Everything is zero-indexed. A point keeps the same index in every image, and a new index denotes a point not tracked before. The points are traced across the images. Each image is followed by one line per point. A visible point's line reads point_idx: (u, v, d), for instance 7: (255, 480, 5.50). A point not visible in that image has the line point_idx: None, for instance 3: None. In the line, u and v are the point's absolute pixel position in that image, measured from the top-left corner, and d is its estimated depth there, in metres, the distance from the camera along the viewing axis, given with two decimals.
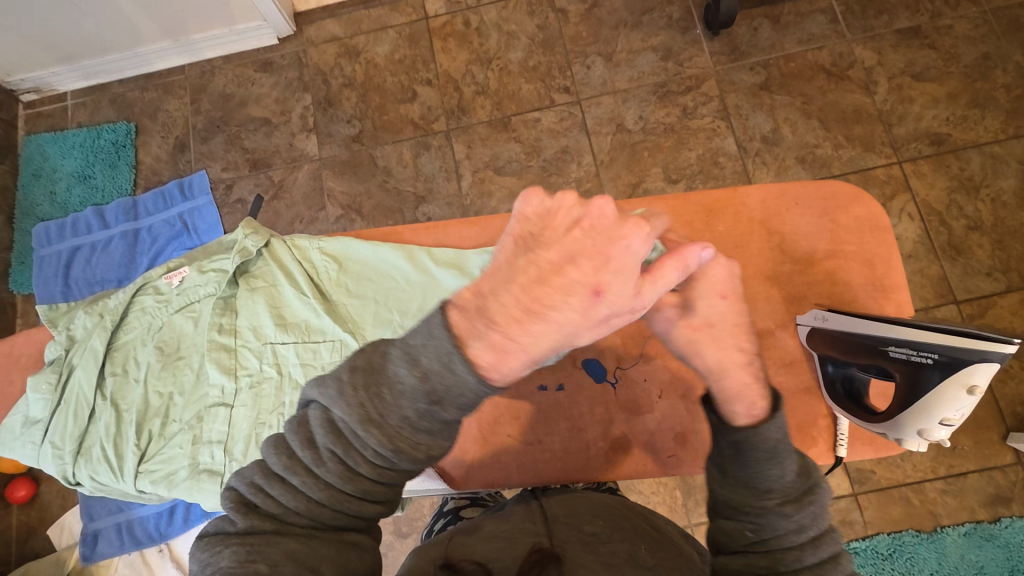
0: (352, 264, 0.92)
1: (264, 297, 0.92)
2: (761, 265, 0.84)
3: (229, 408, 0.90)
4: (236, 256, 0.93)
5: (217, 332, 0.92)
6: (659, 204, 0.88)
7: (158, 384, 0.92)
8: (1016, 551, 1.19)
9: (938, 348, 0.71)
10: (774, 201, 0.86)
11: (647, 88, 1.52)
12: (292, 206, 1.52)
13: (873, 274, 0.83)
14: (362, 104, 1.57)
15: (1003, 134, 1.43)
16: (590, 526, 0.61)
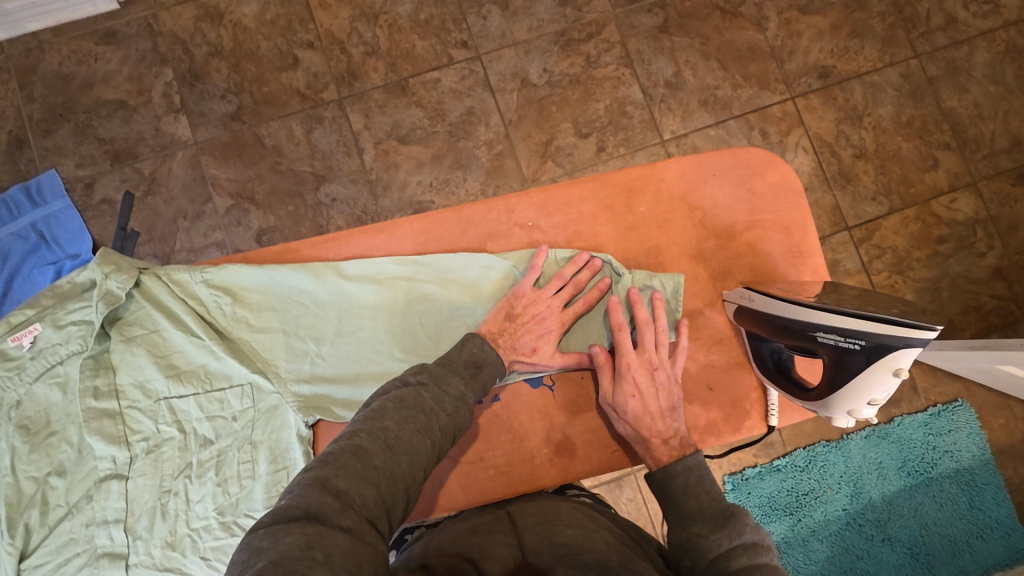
0: (252, 293, 0.84)
1: (146, 348, 0.82)
2: (685, 243, 0.87)
3: (124, 480, 0.81)
4: (102, 303, 0.80)
5: (93, 397, 0.81)
6: (579, 189, 0.88)
7: (29, 468, 0.80)
8: (906, 444, 1.36)
9: (865, 336, 0.72)
10: (691, 176, 0.87)
11: (548, 38, 1.45)
12: (171, 200, 1.35)
13: (790, 240, 0.87)
14: (236, 76, 1.39)
15: (880, 63, 1.51)
16: (562, 536, 0.66)
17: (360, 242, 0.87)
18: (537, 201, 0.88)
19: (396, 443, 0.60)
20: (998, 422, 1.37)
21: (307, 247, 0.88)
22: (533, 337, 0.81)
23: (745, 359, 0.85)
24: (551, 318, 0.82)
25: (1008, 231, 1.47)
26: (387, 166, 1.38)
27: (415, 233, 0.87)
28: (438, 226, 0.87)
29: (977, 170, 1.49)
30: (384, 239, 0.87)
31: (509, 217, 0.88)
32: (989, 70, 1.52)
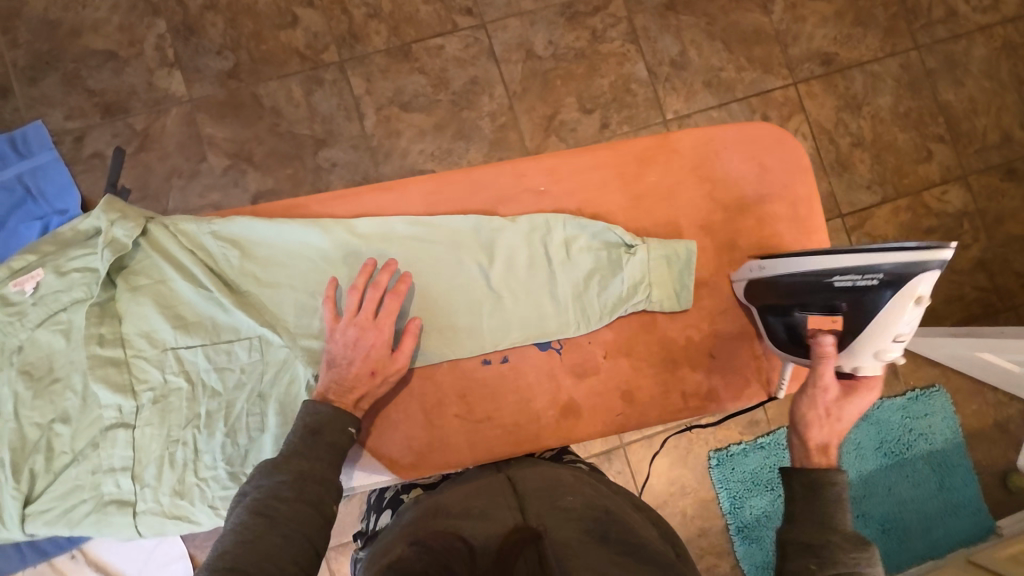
0: (258, 248, 0.83)
1: (152, 297, 0.82)
2: (695, 215, 0.88)
3: (130, 429, 0.80)
4: (108, 251, 0.80)
5: (98, 345, 0.80)
6: (593, 156, 0.88)
7: (33, 415, 0.81)
8: (883, 425, 1.41)
9: (881, 261, 0.72)
10: (703, 148, 0.88)
11: (555, 9, 1.43)
12: (165, 157, 1.31)
13: (796, 215, 0.89)
14: (232, 31, 1.34)
15: (881, 52, 1.52)
16: (565, 502, 0.66)
17: (369, 201, 0.86)
18: (548, 166, 0.88)
19: (308, 475, 0.67)
20: (970, 407, 1.44)
21: (315, 203, 0.86)
22: (361, 366, 0.77)
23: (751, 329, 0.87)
24: (369, 340, 0.78)
25: (993, 225, 1.51)
26: (388, 133, 1.36)
27: (426, 193, 0.86)
28: (448, 187, 0.87)
29: (968, 164, 1.52)
30: (396, 196, 0.86)
31: (521, 180, 0.87)
32: (985, 66, 1.54)
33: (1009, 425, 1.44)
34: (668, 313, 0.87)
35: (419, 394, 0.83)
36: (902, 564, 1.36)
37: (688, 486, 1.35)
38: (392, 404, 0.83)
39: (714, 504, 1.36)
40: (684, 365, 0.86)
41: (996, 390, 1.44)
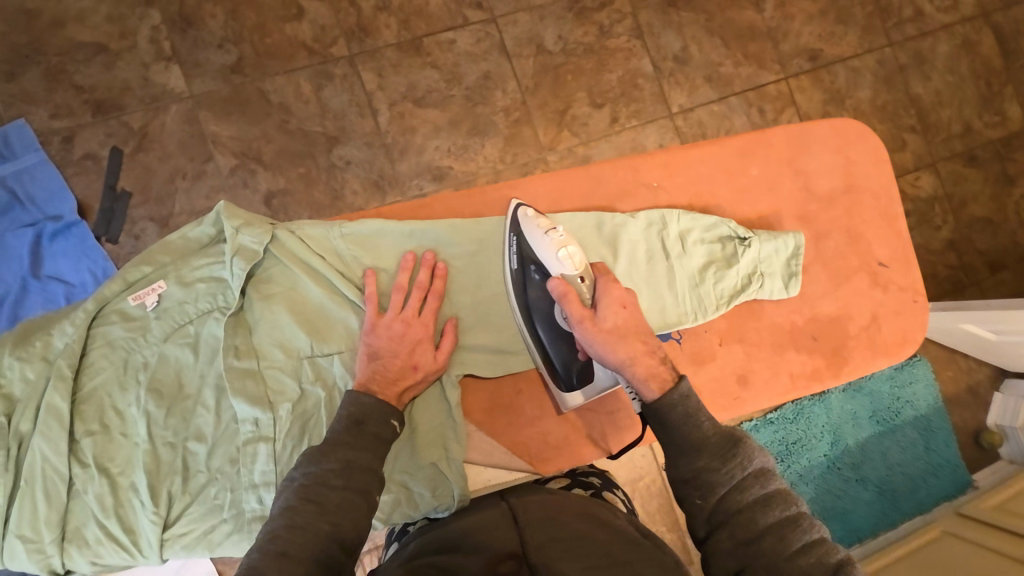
0: (388, 250, 0.81)
1: (284, 305, 0.78)
2: (794, 206, 0.89)
3: (271, 443, 0.75)
4: (238, 260, 0.76)
5: (234, 356, 0.76)
6: (699, 152, 0.89)
7: (166, 434, 0.75)
8: (874, 396, 1.53)
9: (512, 238, 0.81)
10: (797, 141, 0.89)
11: (563, 5, 1.44)
12: (166, 158, 1.24)
13: (883, 205, 0.91)
14: (233, 24, 1.28)
15: (860, 49, 1.63)
16: (569, 530, 0.64)
17: (492, 199, 0.85)
18: (660, 162, 0.88)
19: (352, 465, 0.65)
20: (946, 374, 1.58)
21: (440, 205, 0.85)
22: (404, 359, 0.75)
23: (853, 312, 0.89)
24: (411, 336, 0.76)
25: (959, 208, 1.66)
26: (402, 129, 1.34)
27: (549, 191, 0.86)
28: (572, 185, 0.86)
29: (937, 151, 1.66)
30: (516, 196, 0.85)
31: (635, 177, 0.87)
32: (949, 62, 1.68)
33: (978, 388, 1.60)
34: (775, 301, 0.86)
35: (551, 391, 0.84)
36: (898, 521, 1.49)
37: None
38: (524, 401, 0.84)
39: None
40: (794, 349, 0.86)
41: (966, 357, 1.59)
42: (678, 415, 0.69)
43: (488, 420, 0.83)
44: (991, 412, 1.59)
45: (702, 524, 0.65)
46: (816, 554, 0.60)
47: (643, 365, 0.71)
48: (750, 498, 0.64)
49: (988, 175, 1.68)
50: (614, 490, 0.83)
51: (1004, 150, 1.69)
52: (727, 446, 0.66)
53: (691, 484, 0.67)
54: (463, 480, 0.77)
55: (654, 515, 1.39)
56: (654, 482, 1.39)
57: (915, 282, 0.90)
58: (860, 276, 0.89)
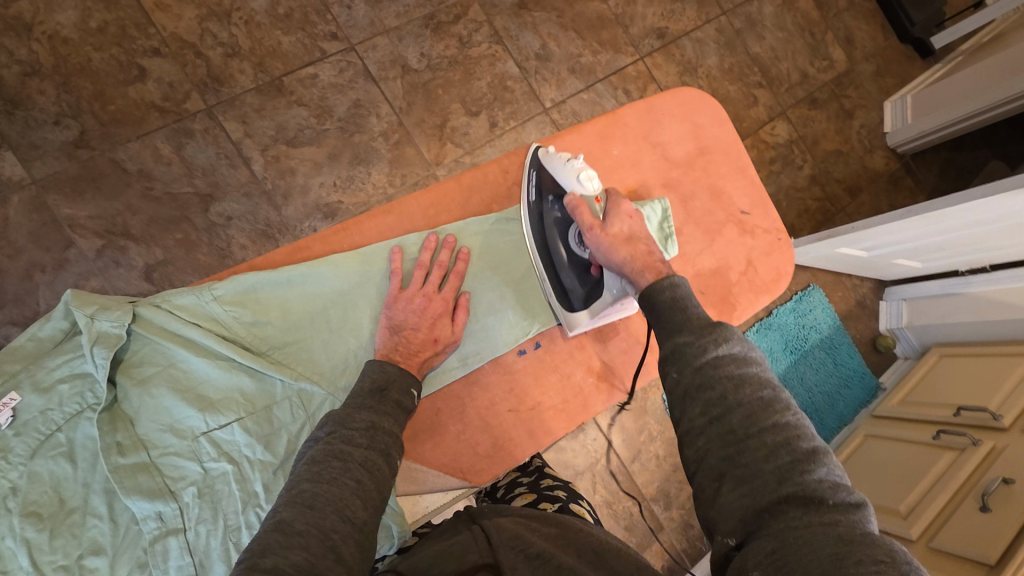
0: (269, 301, 0.77)
1: (166, 384, 0.71)
2: (657, 176, 0.94)
3: (182, 534, 0.68)
4: (100, 348, 0.68)
5: (119, 454, 0.68)
6: (561, 143, 0.91)
7: (54, 558, 0.64)
8: (782, 330, 1.65)
9: (533, 173, 0.86)
10: (646, 117, 0.94)
11: (418, 22, 1.45)
12: (18, 253, 1.12)
13: (733, 159, 0.98)
14: (67, 96, 1.18)
15: (700, 21, 1.76)
16: (536, 547, 0.65)
17: (369, 227, 0.84)
18: (528, 159, 0.90)
19: (316, 500, 0.57)
20: (837, 293, 1.75)
21: (318, 243, 0.82)
22: (425, 332, 0.77)
23: (730, 257, 0.95)
24: (432, 310, 0.78)
25: (813, 146, 1.85)
26: (281, 172, 1.30)
27: (423, 208, 0.86)
28: (445, 198, 0.87)
29: (784, 100, 1.83)
30: (392, 219, 0.85)
31: (505, 179, 0.89)
32: (776, 20, 1.86)
33: (864, 300, 1.78)
34: None
35: (470, 401, 0.84)
36: (824, 436, 1.63)
37: (651, 432, 1.47)
38: (448, 418, 0.83)
39: (675, 439, 1.49)
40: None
41: (849, 276, 1.77)
42: (667, 298, 0.69)
43: (416, 446, 0.81)
44: (880, 318, 1.78)
45: (678, 403, 0.62)
46: (781, 433, 0.55)
47: (640, 260, 0.75)
48: (724, 375, 0.60)
49: (830, 114, 1.88)
50: (580, 501, 0.87)
51: (837, 89, 1.90)
52: (707, 327, 0.64)
53: (671, 360, 0.64)
54: (399, 516, 0.75)
55: (615, 492, 1.42)
56: (609, 462, 1.43)
57: (775, 222, 0.98)
58: (729, 227, 0.96)
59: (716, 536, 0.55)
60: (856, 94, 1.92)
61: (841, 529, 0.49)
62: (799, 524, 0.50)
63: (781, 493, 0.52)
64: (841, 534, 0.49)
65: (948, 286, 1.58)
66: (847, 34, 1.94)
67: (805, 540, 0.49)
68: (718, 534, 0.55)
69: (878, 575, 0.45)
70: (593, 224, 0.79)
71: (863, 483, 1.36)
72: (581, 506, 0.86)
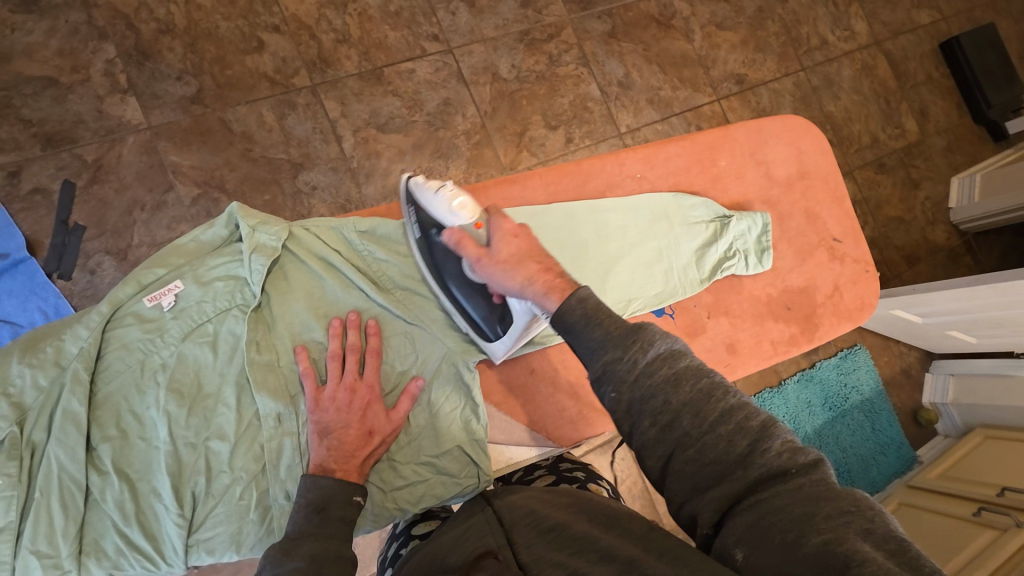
0: (397, 247, 0.88)
1: (303, 298, 0.82)
2: (757, 192, 0.98)
3: (296, 436, 0.77)
4: (258, 256, 0.79)
5: (256, 352, 0.78)
6: (675, 146, 0.95)
7: (188, 435, 0.75)
8: (826, 384, 1.64)
9: (410, 209, 0.86)
10: (757, 134, 0.99)
11: (513, 36, 1.54)
12: (124, 190, 1.21)
13: (833, 188, 1.02)
14: (192, 56, 1.29)
15: (779, 73, 1.81)
16: (549, 521, 0.64)
17: (495, 193, 0.88)
18: (643, 156, 0.94)
19: None
20: (885, 358, 1.74)
21: (446, 202, 0.89)
22: (357, 427, 0.75)
23: (819, 276, 0.98)
24: (358, 402, 0.76)
25: (877, 209, 1.86)
26: (368, 154, 1.37)
27: (547, 182, 0.90)
28: (565, 177, 0.91)
29: (852, 161, 1.86)
30: (518, 188, 0.90)
31: (621, 169, 0.93)
32: (853, 83, 1.90)
33: (911, 369, 1.76)
34: (751, 275, 0.95)
35: None
36: None
37: None
38: None
39: None
40: (773, 318, 0.94)
41: (899, 342, 1.76)
42: (579, 316, 0.64)
43: (504, 401, 0.90)
44: (924, 391, 1.75)
45: (625, 419, 0.59)
46: (734, 420, 0.55)
47: (536, 279, 0.71)
48: (659, 381, 0.57)
49: (896, 180, 1.90)
50: (598, 481, 0.86)
51: (907, 157, 1.92)
52: (628, 336, 0.60)
53: (605, 381, 0.60)
54: (484, 458, 0.82)
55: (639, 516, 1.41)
56: (634, 483, 1.43)
57: (865, 255, 1.01)
58: (820, 251, 0.99)
59: (696, 529, 0.55)
60: (925, 165, 1.94)
61: (813, 494, 0.50)
62: (771, 502, 0.51)
63: (748, 479, 0.52)
64: (809, 490, 0.50)
65: (998, 366, 1.55)
66: (922, 106, 1.96)
67: (777, 511, 0.50)
68: (697, 526, 0.55)
69: (847, 524, 0.47)
70: (478, 252, 0.76)
71: None
72: (600, 486, 0.85)
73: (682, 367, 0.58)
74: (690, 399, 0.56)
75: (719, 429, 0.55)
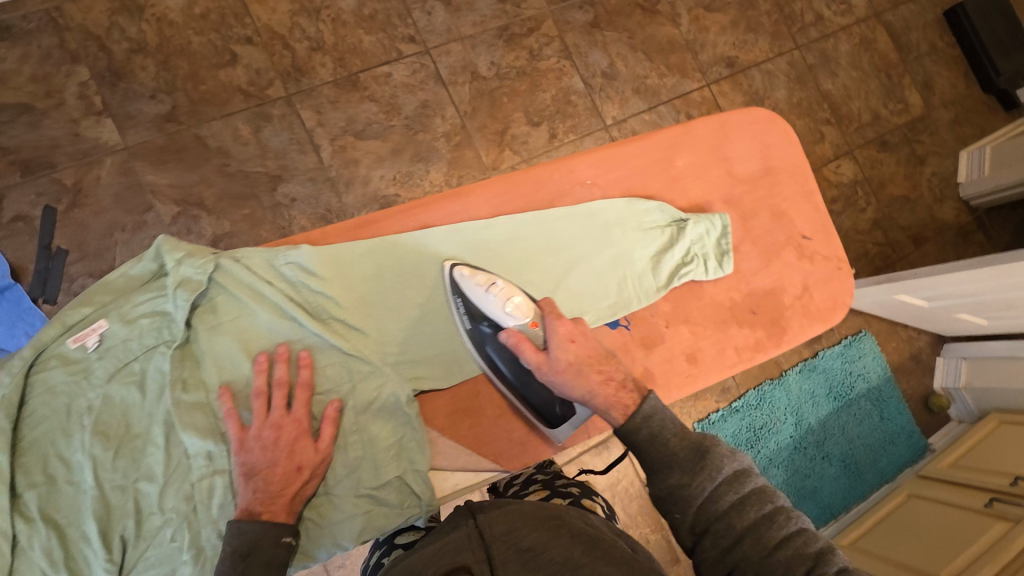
0: (334, 272, 0.82)
1: (232, 332, 0.78)
2: (719, 191, 0.95)
3: (227, 475, 0.75)
4: (181, 291, 0.76)
5: (182, 390, 0.76)
6: (629, 147, 0.92)
7: (115, 477, 0.73)
8: (830, 375, 1.59)
9: (457, 301, 0.83)
10: (719, 130, 0.95)
11: (492, 33, 1.50)
12: (103, 212, 1.21)
13: (803, 183, 0.97)
14: (165, 73, 1.28)
15: (772, 53, 1.75)
16: (528, 541, 0.65)
17: (436, 210, 0.87)
18: (595, 160, 0.91)
19: None
20: (891, 344, 1.68)
21: (388, 221, 0.86)
22: (285, 465, 0.73)
23: (790, 274, 0.95)
24: (284, 439, 0.74)
25: (879, 189, 1.79)
26: (346, 162, 1.36)
27: (492, 196, 0.88)
28: (511, 188, 0.88)
29: (852, 140, 1.79)
30: (462, 203, 0.87)
31: (571, 176, 0.90)
32: (852, 59, 1.82)
33: (921, 354, 1.70)
34: (711, 280, 0.92)
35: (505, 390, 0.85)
36: (866, 491, 1.55)
37: None
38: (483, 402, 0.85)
39: None
40: (736, 324, 0.91)
41: (906, 327, 1.70)
42: (645, 437, 0.71)
43: (451, 423, 0.84)
44: (935, 375, 1.69)
45: (688, 536, 0.67)
46: (792, 546, 0.63)
47: (605, 393, 0.74)
48: (723, 508, 0.65)
49: (900, 158, 1.82)
50: (592, 497, 0.90)
51: (911, 133, 1.85)
52: (695, 463, 0.68)
53: (670, 502, 0.68)
54: (428, 491, 0.79)
55: (636, 517, 1.39)
56: (631, 484, 1.40)
57: (838, 251, 0.96)
58: (788, 250, 0.95)
59: None
60: (930, 140, 1.86)
61: None
62: None
63: None
64: None
65: (1011, 348, 1.49)
66: (926, 79, 1.88)
67: None
68: None
69: None
70: (540, 357, 0.77)
71: (890, 542, 1.31)
72: (592, 503, 0.89)
73: (744, 490, 0.66)
74: (751, 523, 0.64)
75: (771, 546, 0.63)
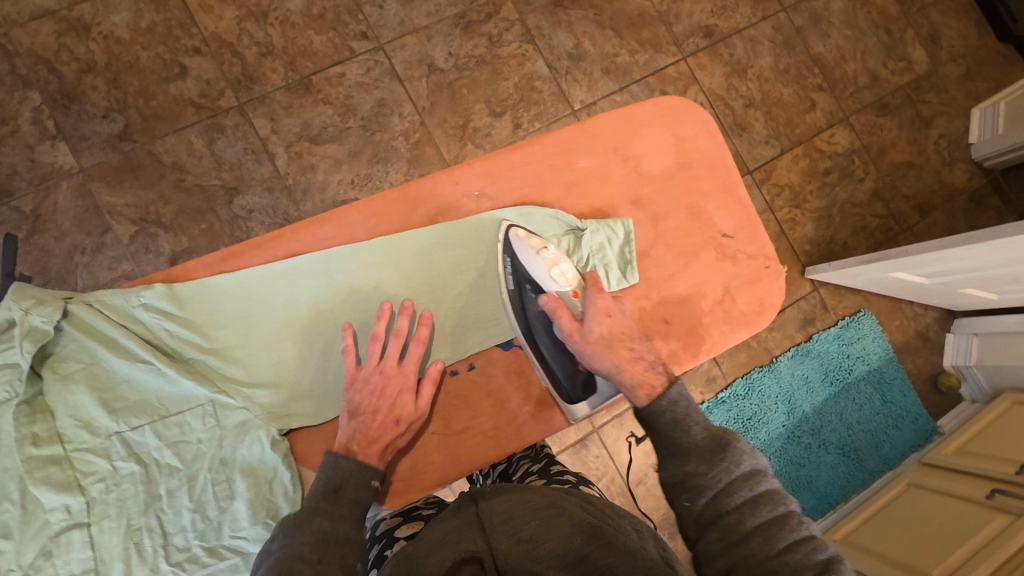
0: (192, 313, 0.82)
1: (85, 381, 0.79)
2: (624, 190, 0.95)
3: (86, 528, 0.77)
4: (28, 343, 0.75)
5: (34, 446, 0.76)
6: (522, 154, 0.93)
7: None
8: (826, 358, 1.51)
9: (508, 260, 0.89)
10: (621, 127, 0.95)
11: (448, 21, 1.44)
12: (63, 236, 1.23)
13: (720, 175, 0.98)
14: (116, 92, 1.28)
15: (755, 18, 1.63)
16: (528, 531, 0.59)
17: (307, 235, 0.87)
18: (482, 171, 0.92)
19: None
20: (895, 323, 1.58)
21: (253, 255, 0.86)
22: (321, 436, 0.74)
23: (716, 276, 0.95)
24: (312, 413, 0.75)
25: (880, 157, 1.67)
26: (303, 168, 1.34)
27: (366, 219, 0.88)
28: (389, 207, 0.89)
29: (847, 106, 1.67)
30: (332, 227, 0.88)
31: (456, 188, 0.91)
32: (845, 17, 1.69)
33: (929, 332, 1.59)
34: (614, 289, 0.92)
35: None
36: (866, 480, 1.46)
37: None
38: None
39: None
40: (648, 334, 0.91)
41: (912, 304, 1.59)
42: (667, 419, 0.73)
43: None
44: (946, 353, 1.58)
45: (693, 528, 0.67)
46: (800, 549, 0.61)
47: (630, 370, 0.78)
48: (736, 501, 0.65)
49: (903, 121, 1.69)
50: (589, 484, 0.85)
51: (915, 93, 1.71)
52: (717, 453, 0.68)
53: (681, 488, 0.68)
54: None
55: None
56: (612, 482, 1.37)
57: (763, 248, 0.98)
58: (707, 251, 0.95)
59: None
60: (938, 99, 1.71)
61: None
62: None
63: None
64: None
65: None
66: (932, 32, 1.73)
67: None
68: None
69: None
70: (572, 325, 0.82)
71: (890, 537, 1.23)
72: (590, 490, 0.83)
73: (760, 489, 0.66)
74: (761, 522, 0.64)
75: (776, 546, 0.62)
